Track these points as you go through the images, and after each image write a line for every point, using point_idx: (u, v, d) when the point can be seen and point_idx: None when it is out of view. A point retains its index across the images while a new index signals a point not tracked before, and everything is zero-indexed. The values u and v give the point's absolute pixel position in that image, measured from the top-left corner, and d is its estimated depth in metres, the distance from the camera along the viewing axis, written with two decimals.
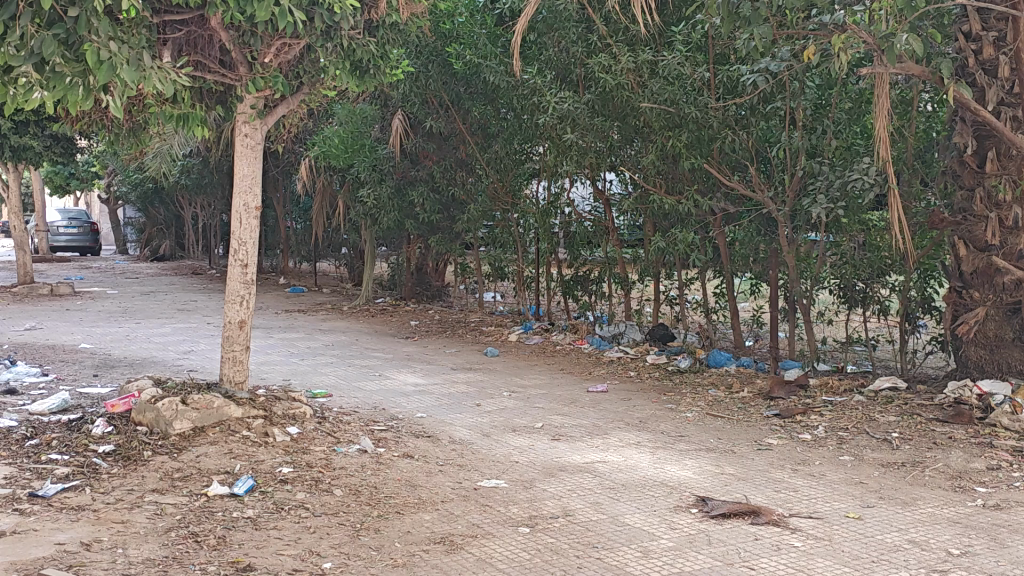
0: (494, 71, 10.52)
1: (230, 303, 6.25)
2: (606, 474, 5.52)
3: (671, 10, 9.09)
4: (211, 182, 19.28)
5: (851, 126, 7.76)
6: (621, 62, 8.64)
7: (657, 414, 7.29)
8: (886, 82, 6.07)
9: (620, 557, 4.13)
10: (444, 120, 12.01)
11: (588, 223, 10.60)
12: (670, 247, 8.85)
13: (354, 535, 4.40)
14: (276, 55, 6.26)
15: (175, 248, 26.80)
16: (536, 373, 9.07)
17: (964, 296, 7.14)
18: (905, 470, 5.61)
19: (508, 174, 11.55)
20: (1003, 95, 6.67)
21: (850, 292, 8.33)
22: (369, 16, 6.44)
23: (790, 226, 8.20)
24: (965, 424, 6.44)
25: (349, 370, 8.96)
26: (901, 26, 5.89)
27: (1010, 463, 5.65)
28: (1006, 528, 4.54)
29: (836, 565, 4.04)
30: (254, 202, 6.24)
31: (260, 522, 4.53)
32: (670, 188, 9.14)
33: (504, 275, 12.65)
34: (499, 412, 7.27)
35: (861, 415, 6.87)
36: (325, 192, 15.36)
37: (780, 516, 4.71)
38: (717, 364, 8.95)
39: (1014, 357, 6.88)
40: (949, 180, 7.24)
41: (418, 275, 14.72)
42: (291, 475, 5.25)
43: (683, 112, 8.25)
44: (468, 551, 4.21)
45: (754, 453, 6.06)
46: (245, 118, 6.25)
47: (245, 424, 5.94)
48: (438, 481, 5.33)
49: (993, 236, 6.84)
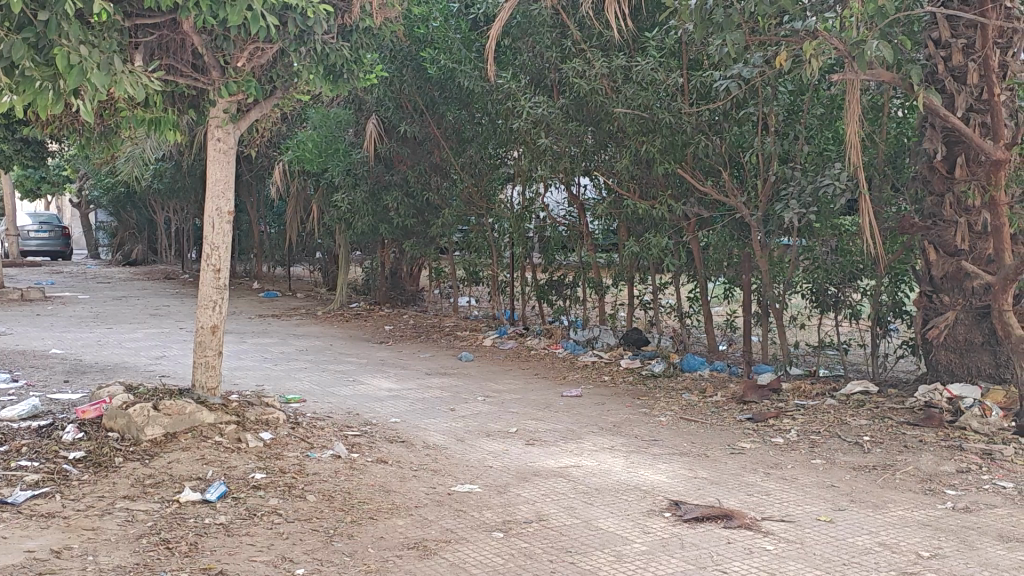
0: (468, 77, 10.62)
1: (202, 309, 6.21)
2: (580, 478, 5.53)
3: (645, 16, 9.13)
4: (184, 186, 19.17)
5: (824, 132, 7.82)
6: (595, 68, 8.76)
7: (631, 418, 7.31)
8: (857, 88, 6.07)
9: (592, 561, 4.13)
10: (418, 125, 12.00)
11: (562, 228, 10.68)
12: (644, 252, 8.91)
13: (327, 541, 4.39)
14: (250, 59, 6.25)
15: (147, 252, 26.72)
16: (511, 378, 9.07)
17: (934, 299, 7.23)
18: (877, 473, 5.65)
19: (483, 179, 11.56)
20: (972, 101, 6.74)
21: (822, 297, 8.35)
22: (342, 20, 6.50)
23: (763, 231, 8.28)
24: (935, 427, 6.50)
25: (323, 375, 8.92)
26: (871, 33, 5.95)
27: (980, 466, 5.70)
28: (975, 530, 4.59)
29: (807, 568, 4.06)
30: (227, 206, 6.20)
31: (232, 528, 4.52)
32: (644, 194, 9.17)
33: (479, 280, 12.65)
34: (473, 417, 7.26)
35: (834, 419, 6.91)
36: (299, 196, 15.41)
37: (752, 519, 4.74)
38: (691, 368, 9.00)
39: (983, 362, 7.00)
40: (919, 186, 7.29)
41: (393, 280, 14.71)
42: (264, 481, 5.23)
43: (657, 118, 8.30)
44: (441, 556, 4.21)
45: (727, 457, 6.08)
46: (217, 122, 6.22)
47: (218, 429, 5.91)
48: (412, 486, 5.33)
49: (962, 240, 6.92)
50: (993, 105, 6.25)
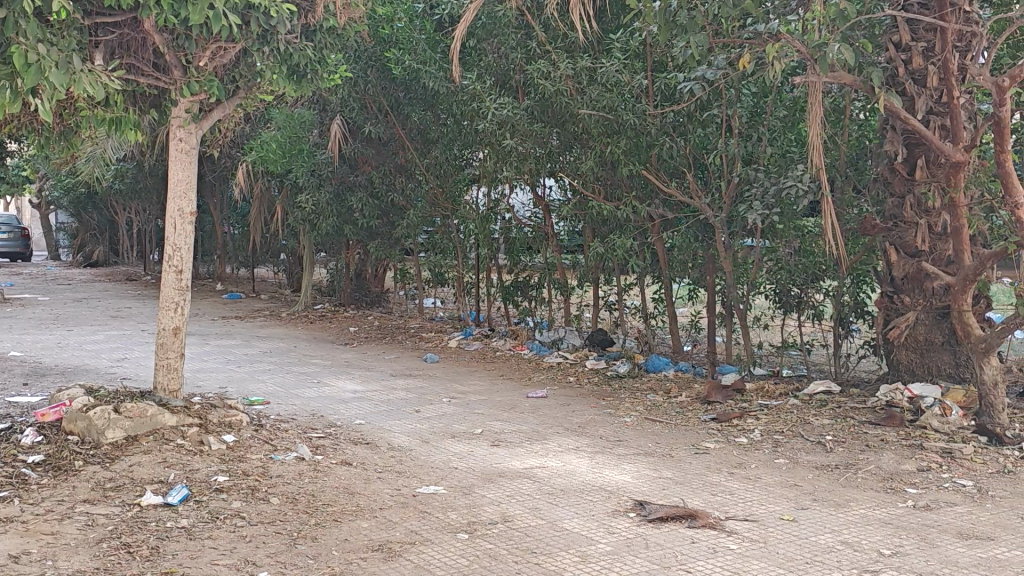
0: (432, 78, 10.66)
1: (164, 310, 6.15)
2: (545, 479, 5.53)
3: (610, 17, 9.14)
4: (146, 186, 19.02)
5: (786, 134, 7.90)
6: (559, 69, 8.78)
7: (594, 419, 7.31)
8: (818, 91, 6.01)
9: (557, 562, 4.13)
10: (382, 125, 11.96)
11: (527, 229, 10.65)
12: (609, 254, 8.95)
13: (290, 544, 4.36)
14: (213, 59, 6.20)
15: (108, 253, 26.50)
16: (476, 379, 9.07)
17: (896, 300, 7.31)
18: (838, 473, 5.70)
19: (448, 179, 11.56)
20: (931, 104, 6.87)
21: (786, 297, 8.45)
22: (305, 20, 6.46)
23: (727, 232, 8.32)
24: (896, 427, 6.55)
25: (287, 377, 8.87)
26: (833, 36, 5.97)
27: (939, 465, 5.77)
28: (935, 529, 4.64)
29: (771, 567, 4.08)
30: (189, 208, 6.15)
31: (194, 532, 4.47)
32: (609, 195, 9.21)
33: (443, 281, 12.64)
34: (437, 419, 7.25)
35: (796, 418, 6.96)
36: (263, 197, 15.32)
37: (716, 518, 4.76)
38: (655, 368, 9.05)
39: (943, 361, 7.15)
40: (881, 188, 7.37)
41: (357, 281, 14.67)
42: (226, 484, 5.18)
43: (622, 119, 8.35)
44: (406, 558, 4.19)
45: (691, 457, 6.11)
46: (179, 123, 6.16)
47: (179, 432, 5.86)
48: (376, 488, 5.30)
49: (923, 242, 7.02)
50: (952, 108, 6.09)
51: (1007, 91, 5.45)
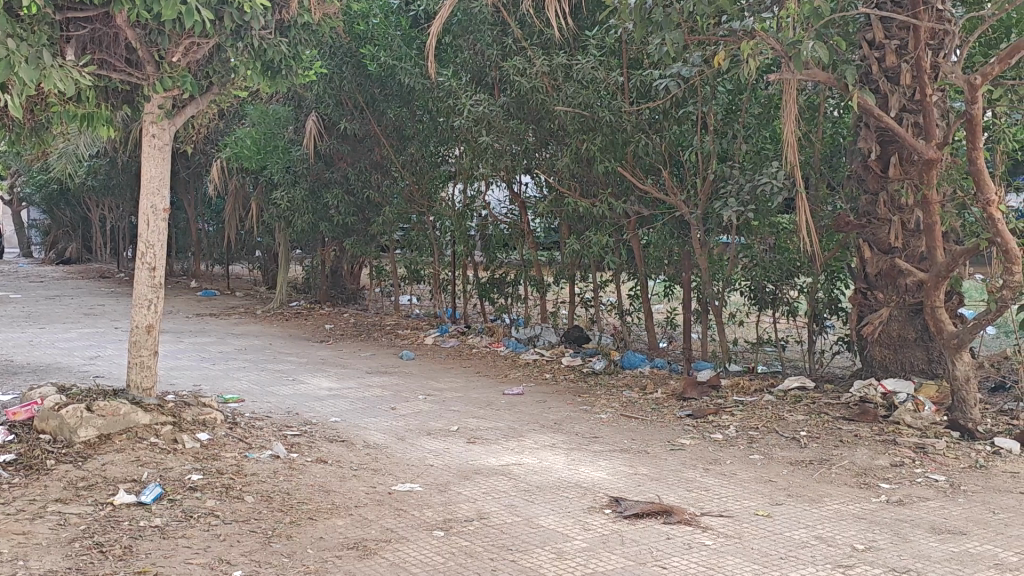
0: (408, 73, 10.61)
1: (138, 308, 6.10)
2: (522, 476, 5.52)
3: (585, 14, 9.12)
4: (119, 183, 18.85)
5: (760, 131, 7.92)
6: (535, 65, 8.78)
7: (571, 416, 7.32)
8: (793, 88, 5.96)
9: (534, 559, 4.13)
10: (358, 122, 11.86)
11: (503, 226, 10.63)
12: (585, 251, 8.96)
13: (265, 543, 4.33)
14: (186, 54, 6.14)
15: (82, 251, 26.33)
16: (453, 376, 9.06)
17: (869, 297, 7.36)
18: (813, 468, 5.73)
19: (425, 177, 11.54)
20: (905, 101, 6.90)
21: (761, 294, 8.46)
22: (280, 16, 6.39)
23: (702, 229, 8.34)
24: (870, 422, 6.60)
25: (262, 374, 8.83)
26: (807, 34, 5.99)
27: (913, 460, 5.81)
28: (908, 523, 4.67)
29: (746, 562, 4.10)
30: (162, 204, 6.10)
31: (168, 531, 4.44)
32: (585, 191, 9.21)
33: (420, 278, 12.63)
34: (414, 416, 7.24)
35: (771, 414, 6.99)
36: (238, 193, 15.22)
37: (692, 515, 4.77)
38: (631, 365, 9.03)
39: (917, 357, 7.20)
40: (855, 185, 7.40)
41: (334, 278, 14.62)
42: (201, 482, 5.15)
43: (597, 116, 8.36)
44: (381, 556, 4.18)
45: (667, 453, 6.12)
46: (152, 118, 6.11)
47: (153, 430, 5.81)
48: (352, 486, 5.29)
49: (896, 239, 7.08)
50: (925, 105, 6.09)
51: (979, 89, 5.47)
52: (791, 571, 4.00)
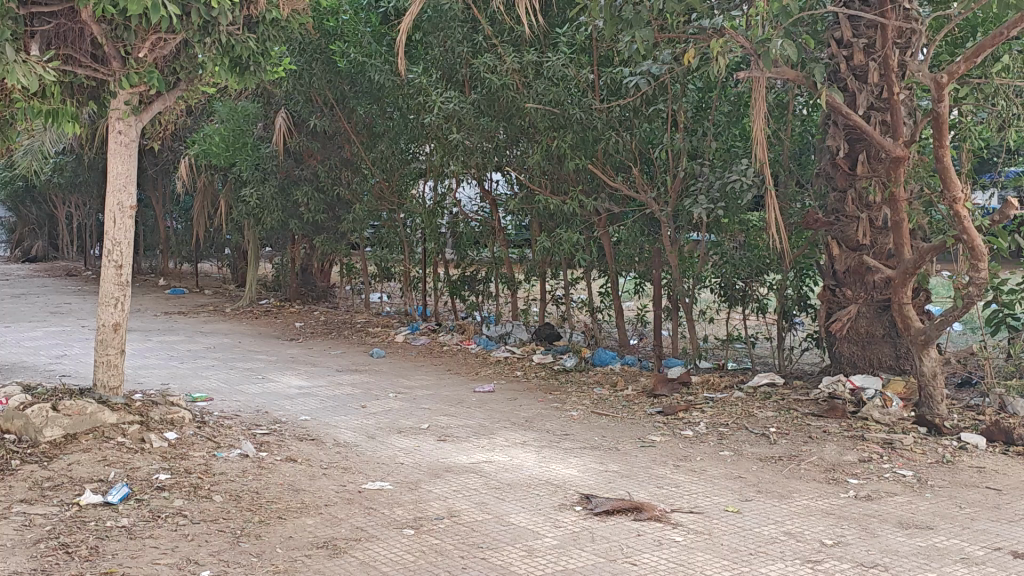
0: (379, 70, 10.53)
1: (104, 306, 6.04)
2: (492, 474, 5.51)
3: (556, 12, 9.12)
4: (86, 181, 18.62)
5: (730, 129, 7.97)
6: (506, 62, 8.75)
7: (542, 413, 7.32)
8: (762, 86, 5.88)
9: (504, 557, 4.13)
10: (328, 119, 11.76)
11: (474, 223, 10.62)
12: (555, 248, 8.95)
13: (233, 542, 4.30)
14: (153, 50, 6.08)
15: (48, 248, 26.11)
16: (423, 374, 9.04)
17: (838, 294, 7.40)
18: (782, 464, 5.76)
19: (395, 174, 11.48)
20: (872, 100, 6.96)
21: (731, 290, 8.49)
22: (248, 12, 6.32)
23: (672, 227, 8.36)
24: (838, 418, 6.65)
25: (231, 373, 8.77)
26: (777, 32, 6.00)
27: (881, 456, 5.85)
28: (876, 518, 4.71)
29: (715, 558, 4.11)
30: (129, 201, 6.04)
31: (135, 531, 4.40)
32: (555, 189, 9.21)
33: (390, 276, 12.60)
34: (384, 414, 7.22)
35: (741, 411, 7.02)
36: (207, 191, 15.11)
37: (662, 511, 4.78)
38: (601, 362, 9.04)
39: (884, 353, 7.25)
40: (823, 183, 7.44)
41: (304, 276, 14.55)
42: (168, 482, 5.10)
43: (568, 113, 8.36)
44: (351, 555, 4.16)
45: (637, 450, 6.14)
46: (119, 114, 6.05)
47: (120, 430, 5.76)
48: (321, 485, 5.26)
49: (864, 236, 7.13)
50: (892, 104, 6.11)
51: (945, 88, 5.51)
52: (760, 567, 4.02)
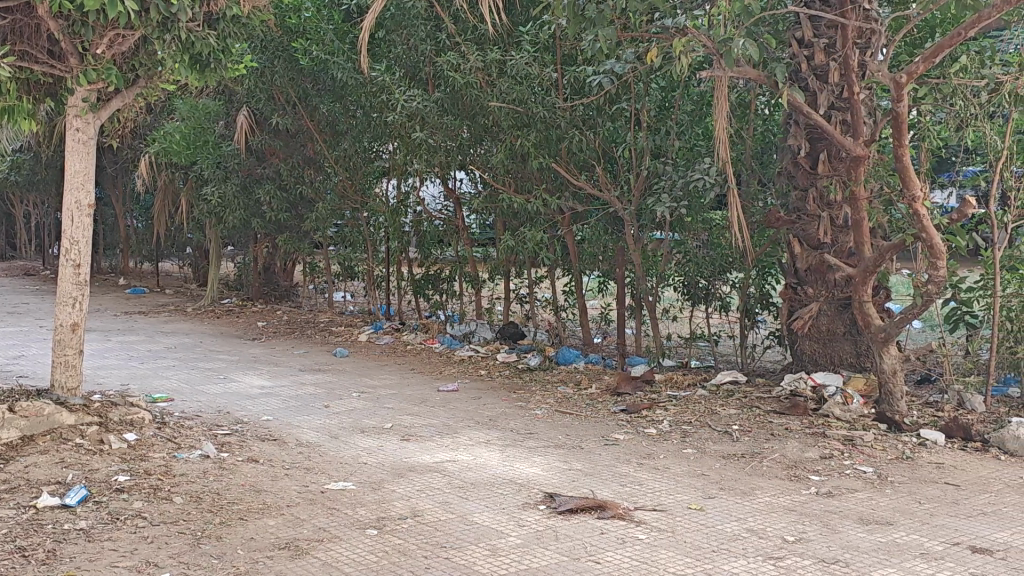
0: (342, 68, 10.47)
1: (61, 305, 5.96)
2: (456, 473, 5.50)
3: (519, 11, 9.12)
4: (45, 180, 18.32)
5: (694, 127, 8.02)
6: (469, 61, 8.70)
7: (506, 412, 7.32)
8: (725, 84, 5.91)
9: (467, 556, 4.11)
10: (290, 117, 11.67)
11: (438, 222, 10.57)
12: (519, 247, 8.95)
13: (194, 544, 4.26)
14: (111, 46, 6.00)
15: (4, 247, 25.74)
16: (387, 374, 8.99)
17: (799, 292, 7.45)
18: (745, 461, 5.79)
19: (358, 172, 11.41)
20: (833, 99, 7.02)
21: (694, 289, 8.53)
22: (208, 8, 6.23)
23: (636, 225, 8.38)
24: (800, 415, 6.69)
25: (193, 373, 8.68)
26: (738, 31, 6.03)
27: (842, 452, 5.90)
28: (838, 515, 4.74)
29: (678, 556, 4.12)
30: (87, 199, 5.96)
31: (93, 534, 4.34)
32: (519, 187, 9.20)
33: (354, 275, 12.56)
34: (347, 414, 7.17)
35: (704, 408, 7.06)
36: (167, 189, 14.96)
37: (626, 509, 4.79)
38: (565, 361, 9.06)
39: (845, 351, 7.32)
40: (784, 182, 7.49)
41: (266, 275, 14.46)
42: (128, 483, 5.04)
43: (532, 112, 8.36)
44: (314, 556, 4.13)
45: (601, 448, 6.15)
46: (76, 112, 5.97)
47: (78, 431, 5.69)
48: (284, 485, 5.22)
49: (825, 234, 7.19)
50: (853, 103, 6.12)
51: (904, 87, 5.54)
52: (722, 564, 4.03)
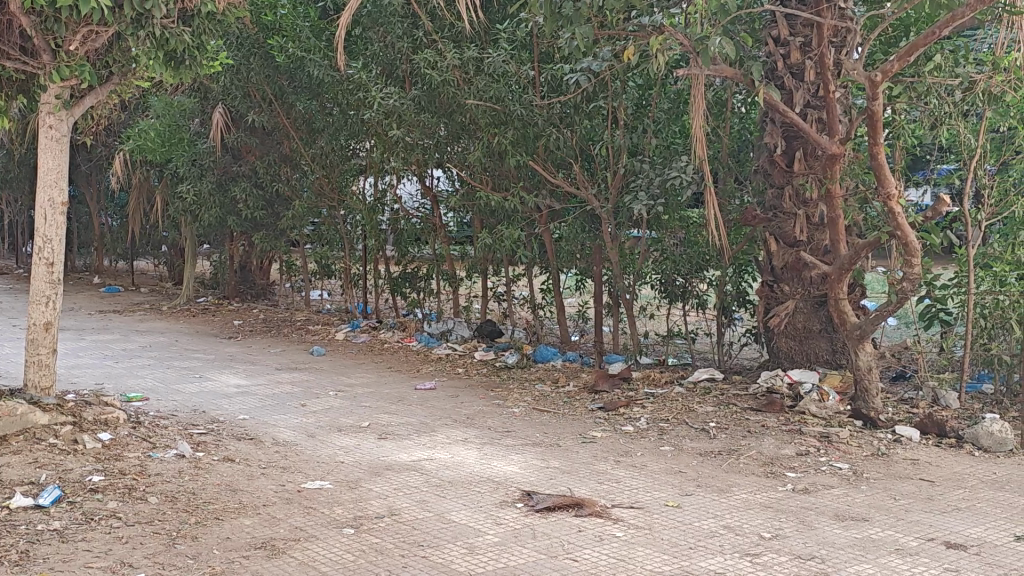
0: (318, 65, 10.41)
1: (34, 304, 5.90)
2: (433, 471, 5.49)
3: (496, 8, 9.11)
4: (17, 178, 18.14)
5: (670, 126, 8.09)
6: (446, 59, 8.67)
7: (483, 410, 7.32)
8: (701, 83, 5.91)
9: (444, 555, 4.10)
10: (266, 114, 11.61)
11: (415, 220, 10.55)
12: (497, 245, 8.94)
13: (169, 544, 4.23)
14: (84, 42, 5.94)
15: None
16: (364, 372, 8.96)
17: (776, 289, 7.48)
18: (722, 458, 5.81)
19: (335, 170, 11.29)
20: (808, 98, 7.07)
21: (671, 286, 8.52)
22: (183, 5, 6.18)
23: (613, 223, 8.40)
24: (777, 412, 6.73)
25: (168, 372, 8.62)
26: (715, 29, 6.04)
27: (817, 449, 5.93)
28: (814, 511, 4.76)
29: (655, 553, 4.13)
30: (60, 197, 5.91)
31: (67, 535, 4.30)
32: (496, 185, 9.18)
33: (331, 273, 12.51)
34: (324, 412, 7.14)
35: (681, 406, 7.07)
36: (142, 187, 14.85)
37: (603, 507, 4.80)
38: (543, 359, 9.06)
39: (821, 348, 7.36)
40: (760, 180, 7.52)
41: (242, 273, 14.38)
42: (102, 483, 5.00)
43: (509, 110, 8.35)
44: (290, 555, 4.11)
45: (579, 446, 6.15)
46: (49, 109, 5.91)
47: (52, 431, 5.64)
48: (260, 484, 5.19)
49: (801, 232, 7.21)
50: (828, 101, 6.15)
51: (879, 86, 5.57)
52: (699, 561, 4.04)
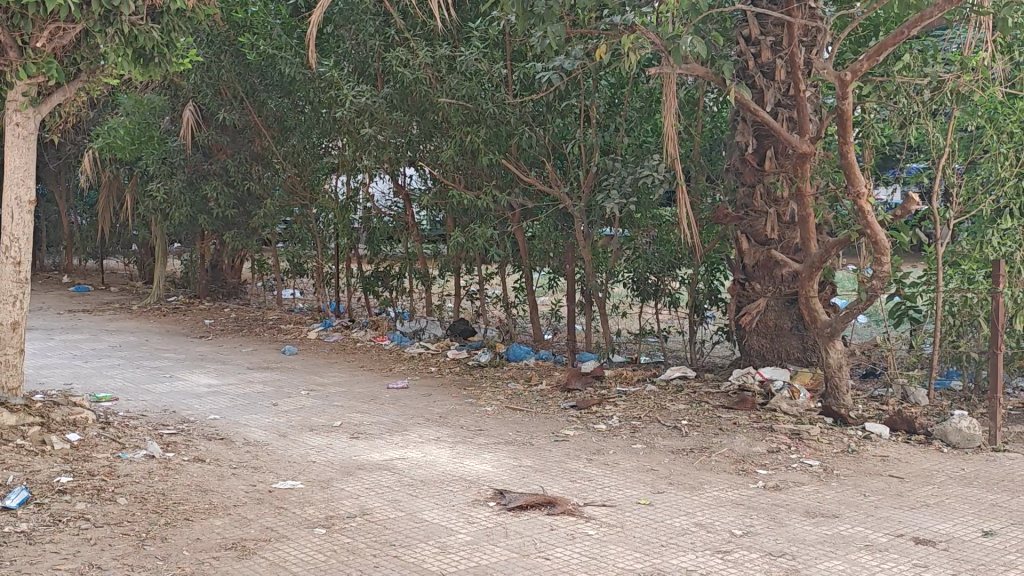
0: (289, 63, 10.36)
1: (1, 304, 5.83)
2: (404, 471, 5.47)
3: (468, 6, 9.11)
4: None
5: (642, 125, 8.10)
6: (417, 57, 8.66)
7: (455, 409, 7.30)
8: (673, 81, 5.92)
9: (415, 554, 4.09)
10: (237, 112, 11.56)
11: (387, 218, 10.53)
12: (470, 243, 8.93)
13: (138, 545, 4.19)
14: (52, 39, 5.89)
15: None
16: (336, 371, 8.93)
17: (747, 288, 7.53)
18: (693, 456, 5.83)
19: (307, 168, 11.19)
20: (779, 97, 7.11)
21: (643, 285, 8.55)
22: (151, 1, 6.14)
23: (585, 222, 8.41)
24: (748, 410, 6.76)
25: (138, 372, 8.55)
26: (686, 28, 6.05)
27: (788, 446, 5.96)
28: (784, 508, 4.79)
29: (627, 551, 4.13)
30: (27, 196, 5.85)
31: (35, 536, 4.25)
32: (468, 184, 9.18)
33: (303, 272, 12.45)
34: (295, 412, 7.11)
35: (653, 404, 7.09)
36: (111, 185, 14.72)
37: (575, 505, 4.80)
38: (516, 357, 9.07)
39: (792, 346, 7.42)
40: (731, 179, 7.55)
41: (213, 272, 14.28)
42: (70, 484, 4.96)
43: (481, 108, 8.34)
44: (260, 556, 4.09)
45: (551, 444, 6.16)
46: (16, 106, 5.86)
47: (19, 432, 5.58)
48: (230, 485, 5.16)
49: (772, 231, 7.26)
50: (799, 100, 6.18)
51: (849, 85, 5.61)
52: (671, 559, 4.05)
